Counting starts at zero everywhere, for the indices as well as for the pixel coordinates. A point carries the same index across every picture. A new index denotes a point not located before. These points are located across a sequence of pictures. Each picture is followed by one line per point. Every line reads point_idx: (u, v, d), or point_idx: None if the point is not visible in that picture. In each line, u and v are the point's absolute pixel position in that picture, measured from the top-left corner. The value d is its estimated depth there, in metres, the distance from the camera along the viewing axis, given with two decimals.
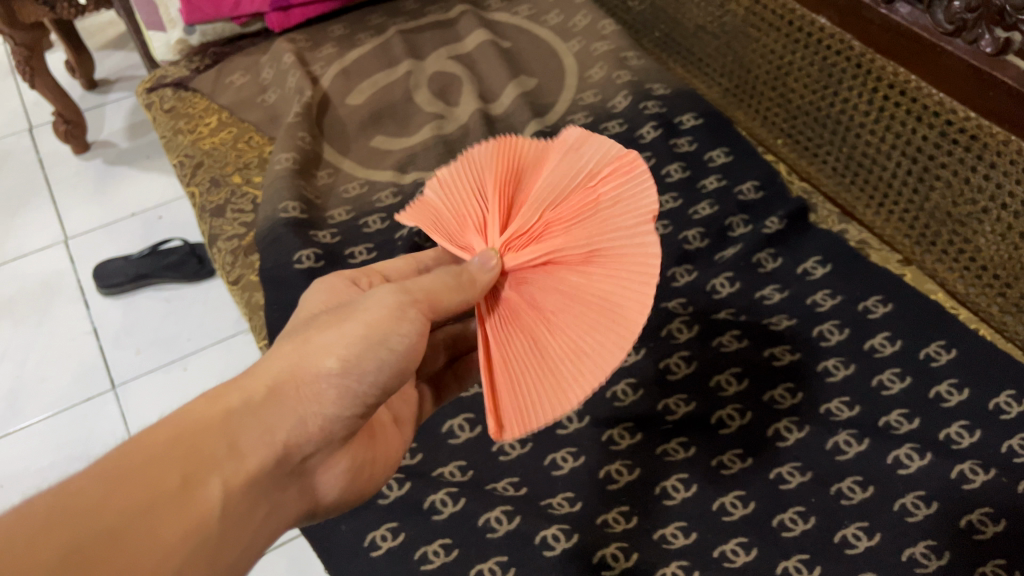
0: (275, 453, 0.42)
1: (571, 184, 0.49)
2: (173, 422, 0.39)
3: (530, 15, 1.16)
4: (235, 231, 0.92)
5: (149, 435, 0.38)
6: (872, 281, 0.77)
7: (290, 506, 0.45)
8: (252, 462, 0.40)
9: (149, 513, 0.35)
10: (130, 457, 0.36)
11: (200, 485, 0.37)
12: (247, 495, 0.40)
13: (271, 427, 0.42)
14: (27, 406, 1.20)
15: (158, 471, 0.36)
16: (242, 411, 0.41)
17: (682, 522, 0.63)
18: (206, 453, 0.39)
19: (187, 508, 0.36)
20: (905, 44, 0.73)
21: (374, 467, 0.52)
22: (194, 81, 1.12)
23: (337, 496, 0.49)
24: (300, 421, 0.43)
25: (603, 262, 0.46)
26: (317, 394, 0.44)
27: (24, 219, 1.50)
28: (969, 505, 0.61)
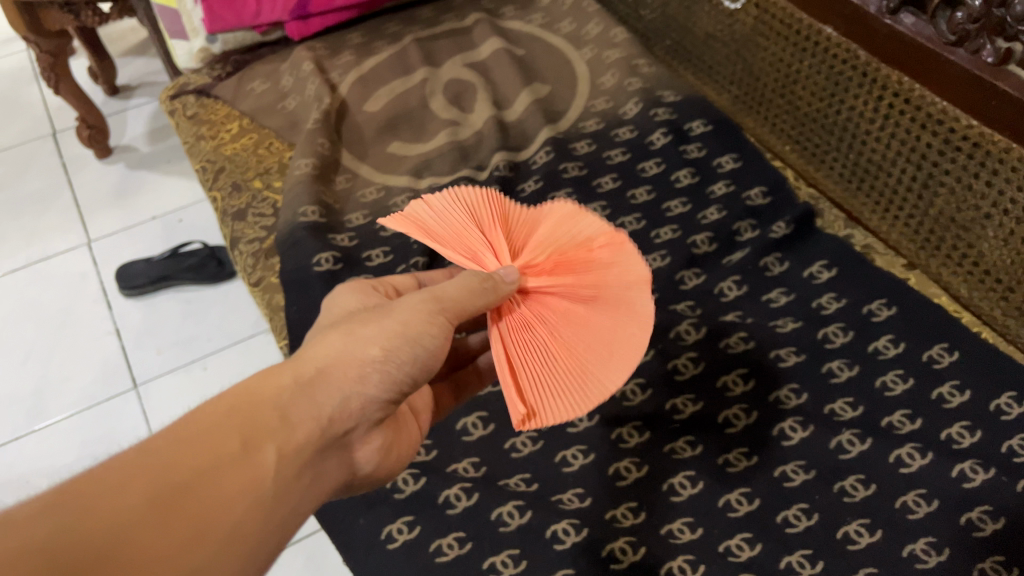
0: (324, 423, 0.44)
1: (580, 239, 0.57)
2: (233, 395, 0.42)
3: (544, 24, 1.18)
4: (257, 234, 0.95)
5: (212, 405, 0.41)
6: (877, 285, 0.78)
7: (336, 476, 0.47)
8: (302, 432, 0.43)
9: (213, 473, 0.38)
10: (195, 424, 0.39)
11: (257, 451, 0.40)
12: (299, 461, 0.42)
13: (319, 402, 0.44)
14: (52, 404, 1.23)
15: (220, 437, 0.39)
16: (294, 388, 0.44)
17: (688, 517, 0.64)
18: (261, 423, 0.41)
19: (246, 469, 0.39)
20: (909, 54, 0.74)
21: (398, 449, 0.54)
22: (216, 88, 1.15)
23: (366, 479, 0.51)
24: (343, 400, 0.45)
25: (606, 303, 0.53)
26: (362, 376, 0.46)
27: (48, 222, 1.53)
28: (970, 503, 0.62)
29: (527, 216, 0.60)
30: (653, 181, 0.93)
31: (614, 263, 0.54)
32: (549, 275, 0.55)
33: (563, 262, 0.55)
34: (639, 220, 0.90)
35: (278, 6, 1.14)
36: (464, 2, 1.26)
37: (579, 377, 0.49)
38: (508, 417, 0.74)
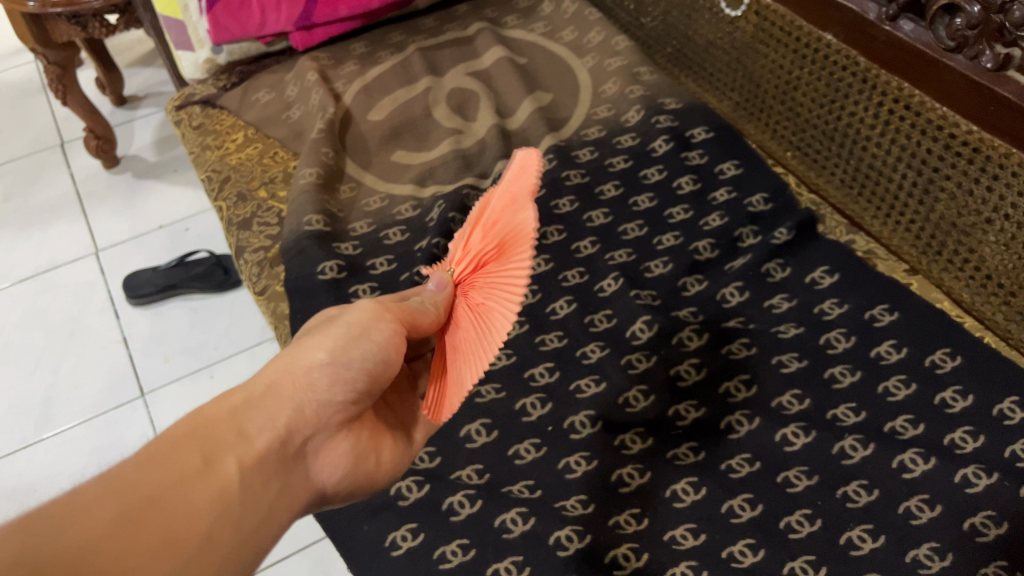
0: (279, 435, 0.46)
1: (499, 202, 0.55)
2: (189, 419, 0.44)
3: (546, 33, 1.19)
4: (262, 243, 0.96)
5: (170, 429, 0.43)
6: (879, 290, 0.79)
7: (304, 488, 0.48)
8: (258, 443, 0.45)
9: (179, 484, 0.39)
10: (155, 446, 0.41)
11: (218, 463, 0.42)
12: (262, 470, 0.44)
13: (272, 415, 0.47)
14: (61, 413, 1.24)
15: (182, 455, 0.41)
16: (245, 405, 0.46)
17: (691, 523, 0.65)
18: (220, 438, 0.43)
19: (209, 480, 0.41)
20: (909, 60, 0.75)
21: (379, 459, 0.55)
22: (222, 99, 1.16)
23: (346, 488, 0.52)
24: (296, 407, 0.48)
25: (508, 268, 0.52)
26: (311, 382, 0.49)
27: (57, 232, 1.55)
28: (973, 508, 0.62)
29: (491, 190, 0.59)
30: (655, 189, 0.94)
31: (515, 220, 0.52)
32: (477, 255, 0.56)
33: (479, 240, 0.55)
34: (640, 227, 0.90)
35: (281, 16, 1.14)
36: (466, 11, 1.27)
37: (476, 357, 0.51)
38: (511, 423, 0.74)
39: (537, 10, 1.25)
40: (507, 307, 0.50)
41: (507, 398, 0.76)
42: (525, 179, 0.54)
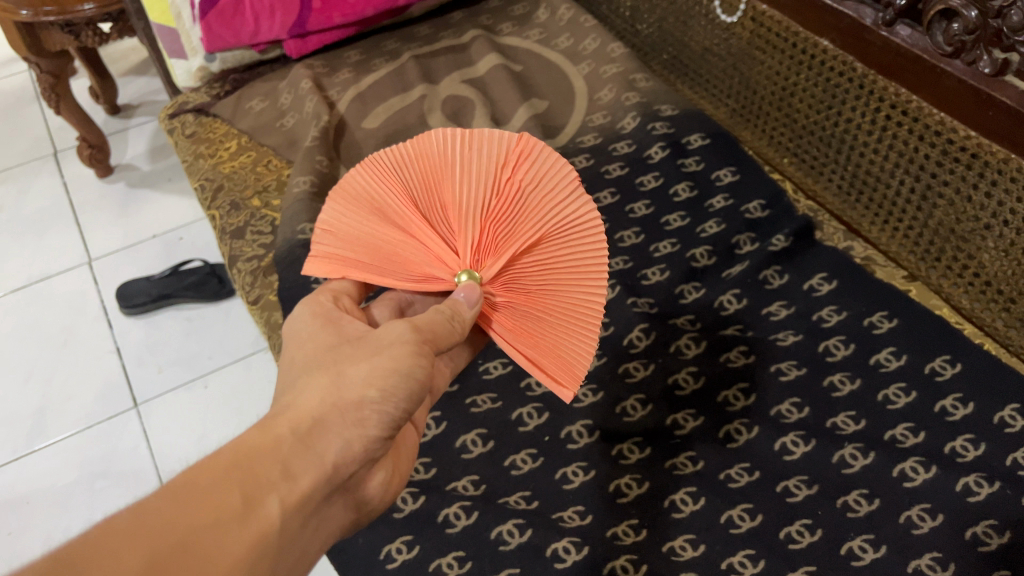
0: (325, 472, 0.43)
1: (491, 180, 0.54)
2: (233, 448, 0.40)
3: (541, 40, 1.19)
4: (255, 251, 0.95)
5: (214, 459, 0.39)
6: (877, 298, 0.78)
7: (332, 519, 0.46)
8: (304, 483, 0.41)
9: (216, 530, 0.36)
10: (196, 479, 0.38)
11: (260, 505, 0.39)
12: (301, 513, 0.41)
13: (320, 452, 0.43)
14: (53, 424, 1.22)
15: (223, 492, 0.38)
16: (294, 439, 0.43)
17: (691, 534, 0.64)
18: (264, 476, 0.40)
19: (248, 525, 0.37)
20: (905, 65, 0.74)
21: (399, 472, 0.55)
22: (215, 107, 1.15)
23: (373, 508, 0.52)
24: (344, 445, 0.45)
25: (556, 247, 0.55)
26: (360, 419, 0.46)
27: (49, 242, 1.54)
28: (975, 517, 0.62)
29: (418, 164, 0.56)
30: (652, 196, 0.93)
31: (537, 196, 0.55)
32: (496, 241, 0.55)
33: (498, 220, 0.54)
34: (637, 234, 0.89)
35: (275, 25, 1.13)
36: (461, 19, 1.27)
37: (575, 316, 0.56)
38: (508, 434, 0.73)
39: (532, 17, 1.25)
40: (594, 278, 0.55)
41: (504, 408, 0.75)
42: (524, 151, 0.55)
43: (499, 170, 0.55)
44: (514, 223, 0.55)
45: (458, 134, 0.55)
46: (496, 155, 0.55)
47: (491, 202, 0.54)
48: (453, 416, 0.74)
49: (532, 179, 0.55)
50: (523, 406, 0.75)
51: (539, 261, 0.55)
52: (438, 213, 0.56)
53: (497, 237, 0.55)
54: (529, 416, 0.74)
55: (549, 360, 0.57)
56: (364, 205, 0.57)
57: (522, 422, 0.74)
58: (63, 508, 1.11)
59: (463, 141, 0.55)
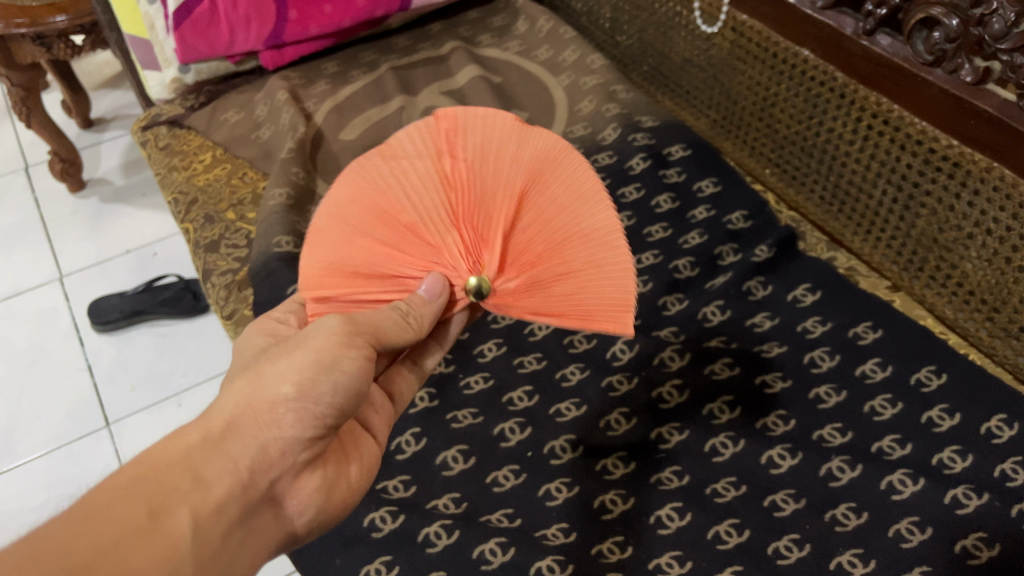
0: (240, 479, 0.44)
1: (437, 162, 0.57)
2: (136, 466, 0.41)
3: (521, 51, 1.18)
4: (230, 265, 0.93)
5: (115, 479, 0.40)
6: (861, 309, 0.77)
7: (264, 531, 0.46)
8: (218, 491, 0.42)
9: (118, 547, 0.36)
10: (96, 502, 0.38)
11: (170, 517, 0.39)
12: (221, 519, 0.42)
13: (231, 456, 0.44)
14: (20, 444, 1.19)
15: (126, 510, 0.38)
16: (201, 446, 0.43)
17: (677, 551, 0.62)
18: (173, 487, 0.41)
19: (160, 537, 0.38)
20: (886, 75, 0.74)
21: (345, 485, 0.53)
22: (189, 118, 1.13)
23: (313, 522, 0.50)
24: (259, 449, 0.45)
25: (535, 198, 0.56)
26: (275, 419, 0.46)
27: (20, 258, 1.50)
28: (964, 530, 0.61)
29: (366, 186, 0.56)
30: (633, 208, 0.92)
31: (483, 155, 0.56)
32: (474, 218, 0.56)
33: (467, 200, 0.56)
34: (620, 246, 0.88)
35: (251, 35, 1.11)
36: (440, 31, 1.26)
37: (597, 245, 0.56)
38: (489, 449, 0.71)
39: (511, 28, 1.24)
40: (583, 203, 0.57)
41: (486, 423, 0.73)
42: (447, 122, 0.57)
43: (439, 156, 0.57)
44: (484, 196, 0.56)
45: (379, 152, 0.57)
46: (430, 147, 0.57)
47: (453, 191, 0.56)
48: (433, 431, 0.73)
49: (473, 148, 0.57)
50: (505, 422, 0.73)
51: (531, 216, 0.56)
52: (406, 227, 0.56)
53: (477, 225, 0.55)
54: (511, 432, 0.72)
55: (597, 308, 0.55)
56: (340, 241, 0.56)
57: (504, 437, 0.72)
58: (31, 530, 1.07)
59: (390, 153, 0.57)
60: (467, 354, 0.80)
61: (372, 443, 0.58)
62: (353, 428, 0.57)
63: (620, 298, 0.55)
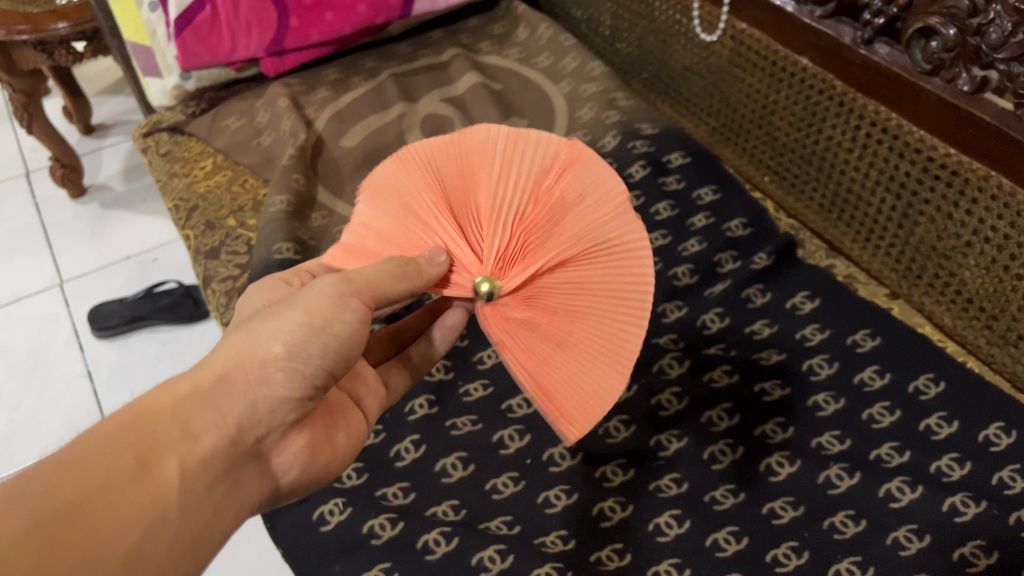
0: (233, 431, 0.44)
1: (533, 179, 0.55)
2: (129, 409, 0.42)
3: (521, 58, 1.19)
4: (230, 272, 0.93)
5: (107, 421, 0.40)
6: (860, 316, 0.78)
7: (248, 488, 0.46)
8: (205, 443, 0.42)
9: (105, 495, 0.37)
10: (86, 442, 0.39)
11: (154, 466, 0.40)
12: (205, 473, 0.42)
13: (222, 409, 0.44)
14: (20, 450, 1.19)
15: (113, 455, 0.39)
16: (195, 396, 0.43)
17: (676, 558, 0.62)
18: (161, 436, 0.41)
19: (142, 487, 0.39)
20: (885, 83, 0.74)
21: (332, 448, 0.54)
22: (190, 125, 1.14)
23: (296, 480, 0.51)
24: (250, 405, 0.45)
25: (584, 264, 0.53)
26: (266, 377, 0.45)
27: (20, 263, 1.50)
28: (962, 538, 0.61)
29: (462, 164, 0.57)
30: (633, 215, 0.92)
31: (571, 201, 0.54)
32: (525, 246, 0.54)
33: (532, 225, 0.54)
34: None
35: (252, 42, 1.11)
36: (440, 38, 1.26)
37: (609, 351, 0.51)
38: (489, 457, 0.71)
39: (512, 36, 1.25)
40: (622, 302, 0.52)
41: (485, 430, 0.73)
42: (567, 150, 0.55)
43: (544, 177, 0.55)
44: (549, 234, 0.54)
45: (504, 134, 0.56)
46: (541, 162, 0.56)
47: (536, 204, 0.55)
48: (432, 438, 0.73)
49: (576, 187, 0.55)
50: (504, 429, 0.73)
51: (575, 278, 0.53)
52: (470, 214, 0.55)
53: (526, 247, 0.54)
54: (510, 439, 0.72)
55: (567, 391, 0.51)
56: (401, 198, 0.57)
57: (502, 445, 0.72)
58: None
59: (508, 140, 0.56)
60: (466, 361, 0.80)
61: (360, 412, 0.59)
62: (340, 392, 0.58)
63: (596, 409, 0.50)
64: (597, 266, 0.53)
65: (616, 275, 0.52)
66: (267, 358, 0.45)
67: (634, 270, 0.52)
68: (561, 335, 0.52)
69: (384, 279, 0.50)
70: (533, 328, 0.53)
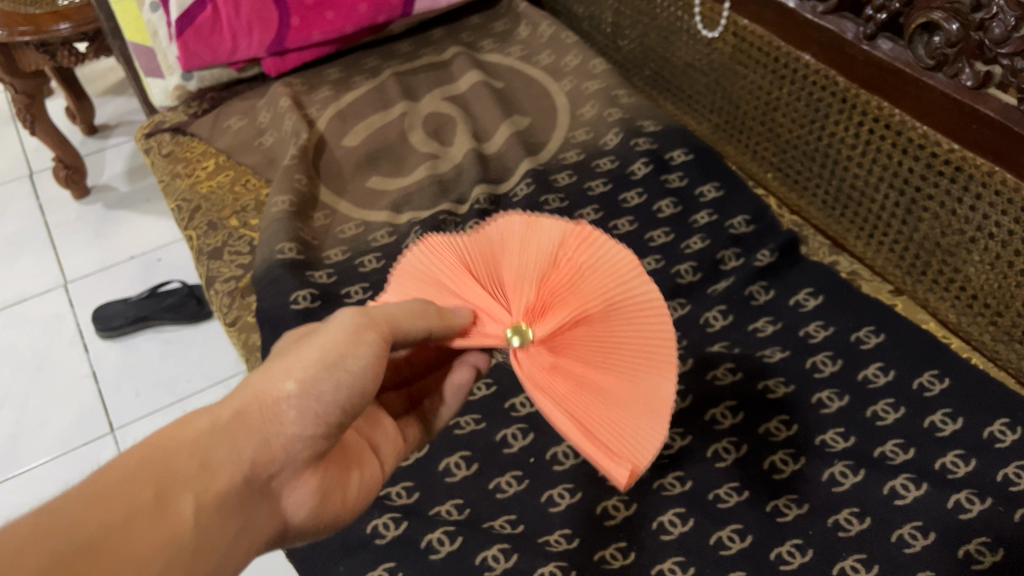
0: (242, 473, 0.43)
1: (555, 248, 0.53)
2: (144, 445, 0.41)
3: (523, 56, 1.19)
4: (233, 272, 0.93)
5: (125, 458, 0.40)
6: (864, 313, 0.77)
7: (260, 528, 0.45)
8: (221, 480, 0.42)
9: (127, 528, 0.36)
10: (105, 477, 0.38)
11: (173, 503, 0.39)
12: (221, 510, 0.41)
13: (237, 446, 0.44)
14: (26, 451, 1.19)
15: (133, 490, 0.38)
16: (210, 431, 0.43)
17: (680, 557, 0.62)
18: (179, 472, 0.40)
19: (162, 521, 0.38)
20: (888, 79, 0.74)
21: (344, 499, 0.52)
22: (192, 126, 1.14)
23: (304, 524, 0.49)
24: (263, 440, 0.45)
25: (605, 326, 0.50)
26: (278, 414, 0.46)
27: (25, 265, 1.51)
28: (967, 535, 0.60)
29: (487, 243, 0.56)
30: (635, 212, 0.93)
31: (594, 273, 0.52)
32: (548, 309, 0.51)
33: (554, 286, 0.52)
34: None
35: (253, 42, 1.11)
36: (442, 36, 1.26)
37: (642, 405, 0.47)
38: (492, 456, 0.71)
39: (513, 34, 1.25)
40: (650, 362, 0.49)
41: (488, 429, 0.73)
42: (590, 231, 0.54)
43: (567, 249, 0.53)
44: (571, 292, 0.51)
45: (524, 220, 0.56)
46: (564, 240, 0.53)
47: (559, 270, 0.52)
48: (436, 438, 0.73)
49: (590, 262, 0.53)
50: (508, 428, 0.73)
51: (603, 344, 0.50)
52: (493, 290, 0.54)
53: (554, 301, 0.51)
54: (514, 438, 0.72)
55: (603, 439, 0.45)
56: (426, 283, 0.58)
57: (506, 444, 0.72)
58: None
59: (525, 224, 0.55)
60: None
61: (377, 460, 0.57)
62: (358, 441, 0.56)
63: (640, 460, 0.45)
64: (621, 323, 0.50)
65: (643, 327, 0.50)
66: (278, 393, 0.46)
67: (657, 328, 0.50)
68: (592, 389, 0.48)
69: (401, 314, 0.50)
70: (565, 375, 0.49)
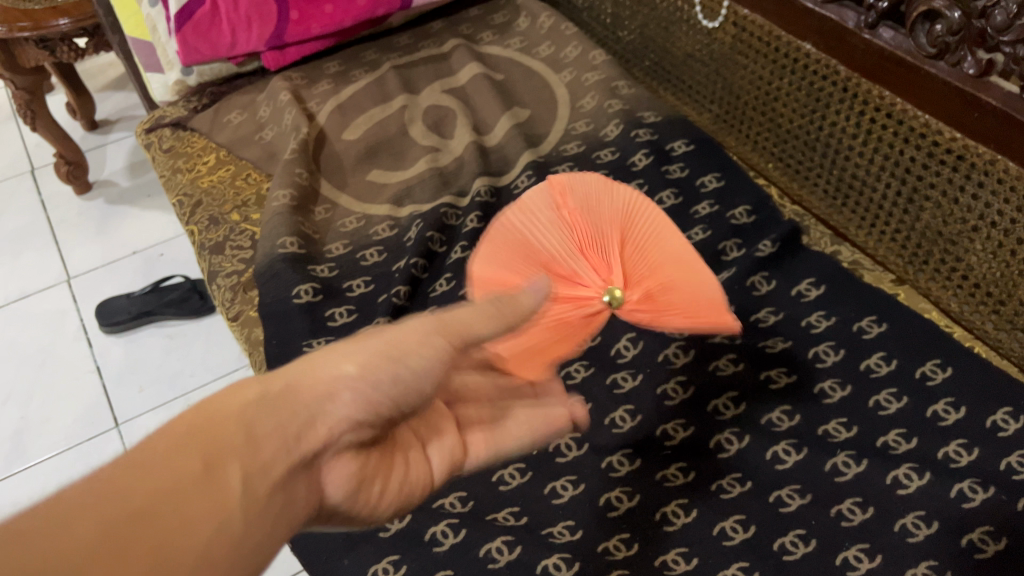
0: (292, 447, 0.38)
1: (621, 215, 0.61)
2: (188, 413, 0.36)
3: (522, 48, 1.19)
4: (235, 267, 0.93)
5: (168, 427, 0.35)
6: (866, 302, 0.77)
7: (308, 504, 0.40)
8: (269, 452, 0.37)
9: (168, 507, 0.32)
10: (145, 450, 0.34)
11: (218, 476, 0.34)
12: (267, 483, 0.36)
13: (284, 416, 0.39)
14: (31, 447, 1.19)
15: (176, 460, 0.33)
16: (259, 399, 0.38)
17: (683, 548, 0.63)
18: (226, 442, 0.36)
19: (206, 498, 0.33)
20: (889, 68, 0.74)
21: (383, 487, 0.46)
22: (192, 120, 1.14)
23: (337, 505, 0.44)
24: (311, 412, 0.40)
25: None
26: (332, 393, 0.41)
27: (28, 260, 1.51)
28: (970, 524, 0.60)
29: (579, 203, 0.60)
30: None
31: (660, 248, 0.60)
32: None
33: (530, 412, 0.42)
34: None
35: (253, 36, 1.11)
36: (441, 28, 1.26)
37: None
38: None
39: (512, 25, 1.24)
40: None
41: None
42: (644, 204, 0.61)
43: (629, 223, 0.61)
44: None
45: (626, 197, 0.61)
46: (630, 208, 0.61)
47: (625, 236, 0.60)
48: None
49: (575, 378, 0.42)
50: None
51: None
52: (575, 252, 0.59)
53: None
54: None
55: None
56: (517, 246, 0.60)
57: None
58: None
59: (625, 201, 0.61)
60: None
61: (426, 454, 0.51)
62: (409, 436, 0.51)
63: None
64: None
65: None
66: (334, 372, 0.42)
67: None
68: None
69: (476, 318, 0.47)
70: None
